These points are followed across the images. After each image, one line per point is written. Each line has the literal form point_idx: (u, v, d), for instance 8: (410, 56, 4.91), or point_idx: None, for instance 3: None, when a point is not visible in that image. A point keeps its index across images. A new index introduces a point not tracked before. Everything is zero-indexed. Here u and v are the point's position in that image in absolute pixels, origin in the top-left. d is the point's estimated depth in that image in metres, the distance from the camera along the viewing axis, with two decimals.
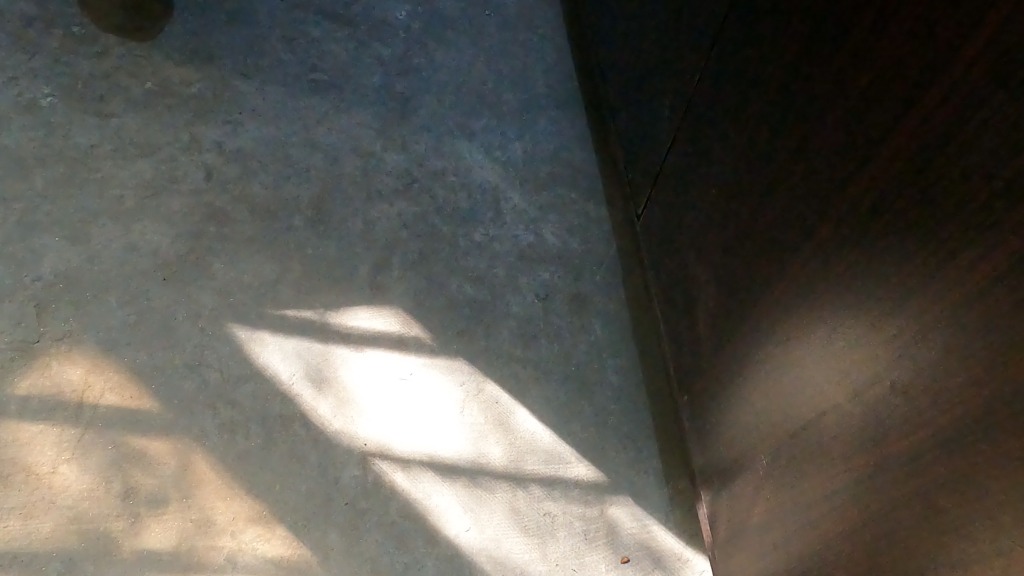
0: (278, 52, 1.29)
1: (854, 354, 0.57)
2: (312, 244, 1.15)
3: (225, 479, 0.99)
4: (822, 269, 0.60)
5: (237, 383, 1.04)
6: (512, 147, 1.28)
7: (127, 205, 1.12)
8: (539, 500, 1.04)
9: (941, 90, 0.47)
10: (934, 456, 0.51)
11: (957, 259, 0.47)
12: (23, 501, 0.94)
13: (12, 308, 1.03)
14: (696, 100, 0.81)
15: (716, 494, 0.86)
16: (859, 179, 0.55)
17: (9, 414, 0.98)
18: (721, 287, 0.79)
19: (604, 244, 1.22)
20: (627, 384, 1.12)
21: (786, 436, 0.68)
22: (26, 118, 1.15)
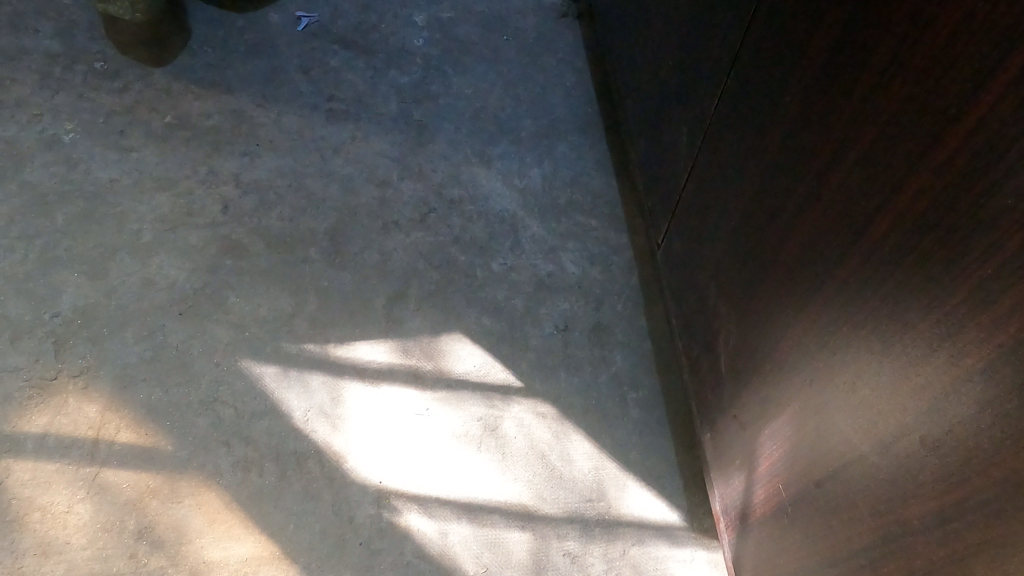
0: (296, 82, 1.30)
1: (881, 402, 0.52)
2: (328, 276, 1.13)
3: (240, 519, 0.95)
4: (846, 310, 0.56)
5: (251, 419, 1.01)
6: (531, 173, 1.26)
7: (145, 239, 1.12)
8: (558, 539, 0.98)
9: (966, 121, 0.43)
10: (969, 523, 0.46)
11: (989, 309, 0.43)
12: (38, 543, 0.91)
13: (31, 344, 1.03)
14: (713, 128, 0.77)
15: (740, 540, 0.81)
16: (882, 216, 0.51)
17: (26, 452, 0.96)
18: (743, 323, 0.74)
19: (626, 272, 1.19)
20: (651, 419, 1.08)
21: (811, 486, 0.63)
22: (49, 154, 1.17)
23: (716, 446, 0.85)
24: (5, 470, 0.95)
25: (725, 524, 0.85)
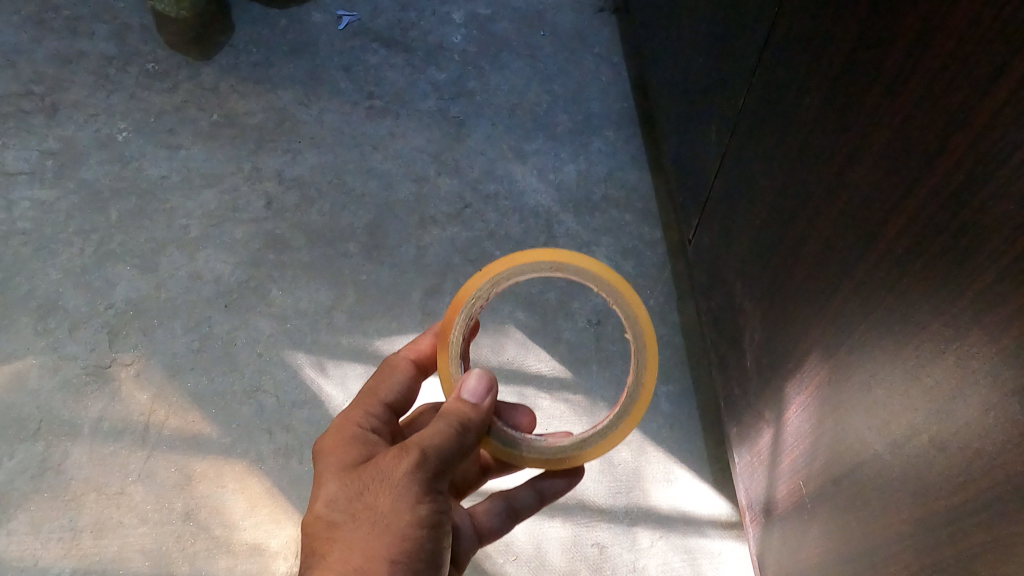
0: (337, 80, 1.34)
1: (893, 403, 0.53)
2: (366, 269, 1.16)
3: (279, 503, 0.99)
4: (862, 311, 0.56)
5: (292, 408, 1.05)
6: (566, 168, 1.27)
7: (193, 234, 1.17)
8: (585, 530, 1.00)
9: (975, 125, 0.43)
10: (977, 523, 0.46)
11: (992, 313, 0.43)
12: (94, 521, 0.97)
13: (87, 334, 1.08)
14: (740, 126, 0.78)
15: (765, 536, 0.81)
16: (895, 218, 0.51)
17: (82, 435, 1.02)
18: (767, 321, 0.75)
19: (659, 267, 1.19)
20: (683, 413, 1.08)
21: (830, 483, 0.64)
22: (103, 152, 1.23)
23: (743, 441, 0.86)
24: (64, 452, 1.00)
25: (751, 519, 0.86)
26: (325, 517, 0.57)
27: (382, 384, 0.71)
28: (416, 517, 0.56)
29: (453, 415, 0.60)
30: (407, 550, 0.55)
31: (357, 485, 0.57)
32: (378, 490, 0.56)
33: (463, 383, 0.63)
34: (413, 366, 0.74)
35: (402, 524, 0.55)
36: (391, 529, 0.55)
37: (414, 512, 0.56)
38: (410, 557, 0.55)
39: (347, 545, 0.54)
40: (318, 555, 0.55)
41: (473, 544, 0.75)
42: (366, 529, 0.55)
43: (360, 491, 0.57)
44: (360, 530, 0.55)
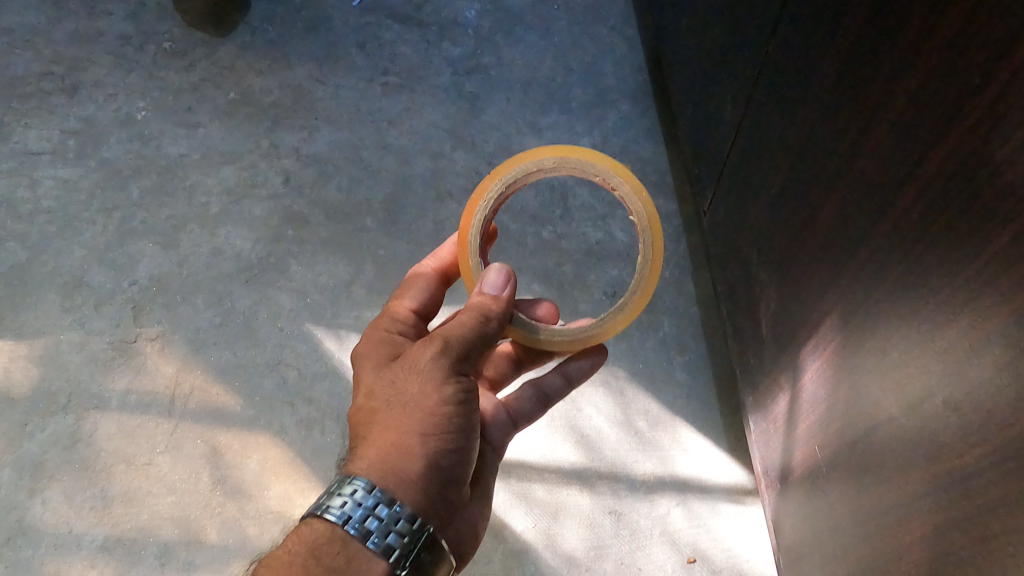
0: (352, 57, 1.34)
1: (906, 365, 0.54)
2: (384, 244, 1.17)
3: (303, 473, 1.01)
4: (877, 276, 0.57)
5: (313, 380, 1.07)
6: (581, 142, 1.28)
7: (213, 211, 1.19)
8: (602, 497, 1.01)
9: (991, 90, 0.44)
10: (989, 480, 0.47)
11: (1006, 275, 0.43)
12: (123, 491, 1.00)
13: (112, 310, 1.10)
14: (755, 96, 0.78)
15: (781, 501, 0.83)
16: (909, 185, 0.52)
17: (110, 408, 1.04)
18: (782, 289, 0.75)
19: (674, 240, 1.20)
20: (698, 382, 1.09)
21: (845, 446, 0.65)
22: (123, 131, 1.24)
23: (758, 409, 0.87)
24: (93, 424, 1.03)
25: (767, 485, 0.87)
26: (364, 406, 0.63)
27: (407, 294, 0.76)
28: (443, 397, 0.61)
29: (474, 308, 0.64)
30: (438, 425, 0.60)
31: (388, 375, 0.63)
32: (407, 377, 0.61)
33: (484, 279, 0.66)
34: (436, 276, 0.79)
35: (431, 403, 0.60)
36: (422, 408, 0.60)
37: (441, 392, 0.61)
38: (441, 432, 0.60)
39: (383, 425, 0.60)
40: (359, 437, 0.61)
41: (508, 429, 0.78)
42: (399, 411, 0.60)
43: (391, 380, 0.62)
44: (393, 412, 0.60)
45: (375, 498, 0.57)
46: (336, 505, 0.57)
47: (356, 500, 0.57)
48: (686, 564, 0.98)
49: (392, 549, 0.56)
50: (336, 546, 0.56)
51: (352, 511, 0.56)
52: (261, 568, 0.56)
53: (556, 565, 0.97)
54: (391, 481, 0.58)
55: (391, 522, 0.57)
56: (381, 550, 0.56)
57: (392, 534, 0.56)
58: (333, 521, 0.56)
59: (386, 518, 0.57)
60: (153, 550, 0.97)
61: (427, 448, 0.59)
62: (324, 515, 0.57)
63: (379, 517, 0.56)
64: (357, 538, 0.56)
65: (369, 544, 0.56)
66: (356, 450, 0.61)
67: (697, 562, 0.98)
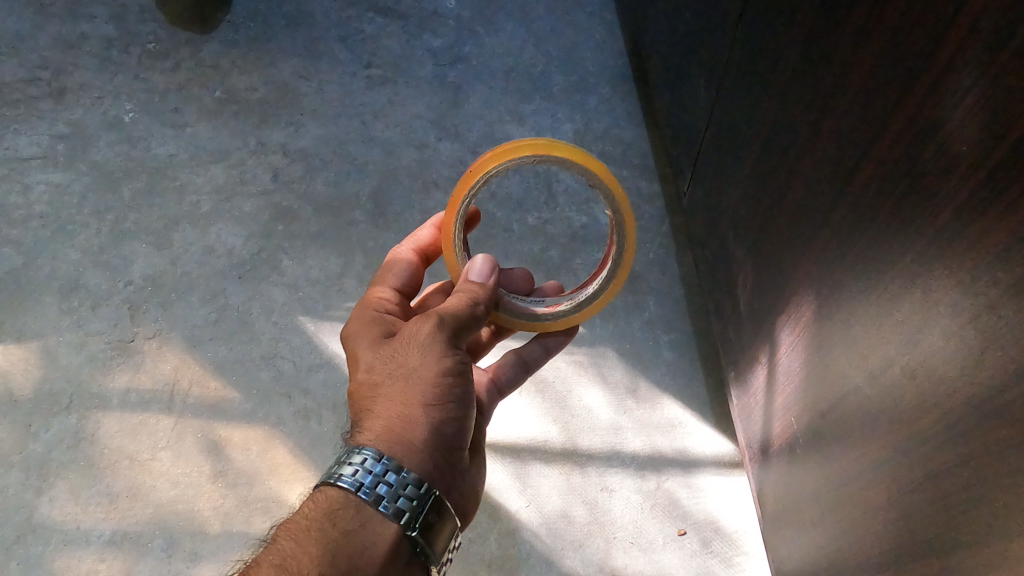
0: (335, 51, 1.36)
1: (868, 336, 0.56)
2: (373, 235, 1.20)
3: (302, 463, 1.04)
4: (839, 253, 0.59)
5: (308, 372, 1.09)
6: (564, 127, 1.29)
7: (203, 210, 1.21)
8: (594, 475, 1.04)
9: (930, 74, 0.46)
10: (943, 442, 0.50)
11: (949, 248, 0.46)
12: (128, 486, 1.02)
13: (109, 310, 1.13)
14: (727, 80, 0.80)
15: (764, 472, 0.86)
16: (864, 166, 0.54)
17: (111, 406, 1.07)
18: (757, 268, 0.78)
19: (657, 221, 1.22)
20: (684, 360, 1.12)
21: (818, 417, 0.68)
22: (111, 134, 1.26)
23: (740, 384, 0.90)
24: (95, 423, 1.06)
25: (751, 457, 0.90)
26: (363, 381, 0.65)
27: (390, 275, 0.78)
28: (443, 369, 0.64)
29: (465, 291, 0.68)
30: (439, 394, 0.63)
31: (387, 351, 0.65)
32: (407, 351, 0.64)
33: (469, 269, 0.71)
34: (415, 258, 0.80)
35: (432, 374, 0.63)
36: (424, 379, 0.63)
37: (441, 365, 0.64)
38: (443, 401, 0.63)
39: (387, 397, 0.62)
40: (362, 409, 0.63)
41: (493, 398, 0.80)
42: (401, 382, 0.63)
43: (390, 355, 0.65)
44: (396, 384, 0.63)
45: (384, 465, 0.59)
46: (347, 472, 0.59)
47: (367, 468, 0.59)
48: (677, 536, 1.00)
49: (403, 512, 0.58)
50: (350, 512, 0.58)
51: (363, 478, 0.58)
52: (279, 535, 0.57)
53: (550, 541, 0.99)
54: (399, 448, 0.60)
55: (401, 487, 0.59)
56: (392, 514, 0.58)
57: (402, 499, 0.59)
58: (346, 488, 0.58)
59: (396, 484, 0.59)
60: (159, 542, 0.99)
61: (430, 418, 0.62)
62: (336, 482, 0.58)
63: (389, 484, 0.59)
64: (369, 503, 0.58)
65: (382, 509, 0.58)
66: (361, 422, 0.62)
67: (687, 534, 1.00)
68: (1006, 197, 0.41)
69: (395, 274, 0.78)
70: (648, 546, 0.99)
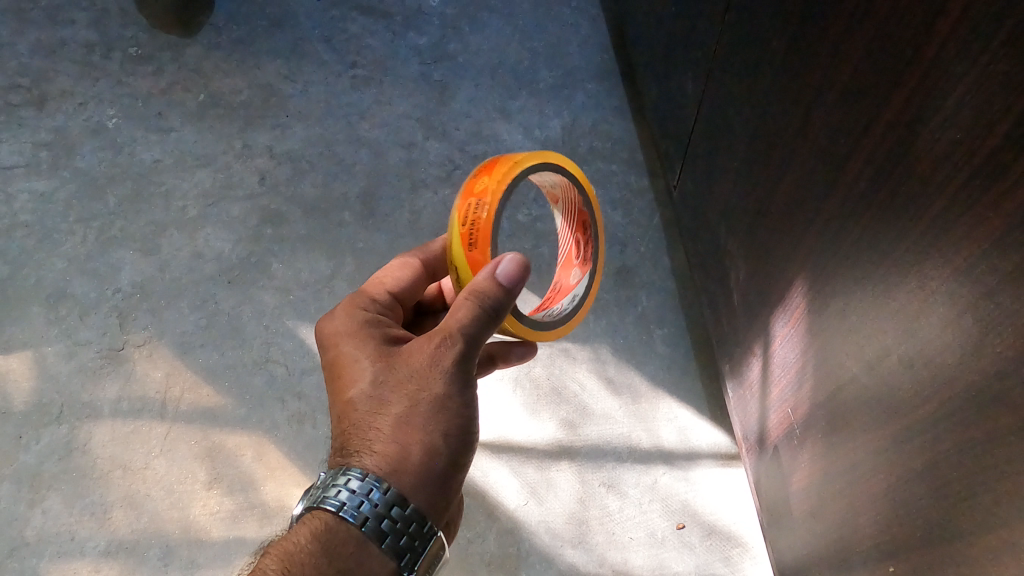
0: (319, 52, 1.35)
1: (867, 328, 0.56)
2: (363, 236, 1.19)
3: (298, 467, 1.03)
4: (833, 243, 0.59)
5: (301, 376, 1.09)
6: (552, 123, 1.29)
7: (191, 214, 1.20)
8: (592, 471, 1.04)
9: (921, 63, 0.46)
10: (944, 432, 0.50)
11: (947, 236, 0.46)
12: (122, 496, 1.01)
13: (98, 319, 1.12)
14: (715, 73, 0.80)
15: (761, 463, 0.86)
16: (856, 156, 0.54)
17: (103, 415, 1.06)
18: (749, 261, 0.78)
19: (648, 215, 1.21)
20: (678, 354, 1.12)
21: (814, 408, 0.68)
22: (95, 140, 1.24)
23: (735, 377, 0.90)
24: (87, 433, 1.04)
25: (747, 448, 0.91)
26: (371, 397, 0.60)
27: (390, 276, 0.75)
28: (462, 399, 0.60)
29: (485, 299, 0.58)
30: (459, 425, 0.60)
31: (402, 370, 0.60)
32: (428, 377, 0.59)
33: (496, 263, 0.58)
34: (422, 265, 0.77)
35: (452, 406, 0.59)
36: (444, 408, 0.59)
37: (463, 397, 0.60)
38: (460, 432, 0.60)
39: (400, 423, 0.59)
40: (367, 429, 0.60)
41: None
42: (419, 414, 0.59)
43: (407, 375, 0.60)
44: (415, 412, 0.59)
45: (391, 500, 0.57)
46: (349, 502, 0.57)
47: (371, 500, 0.57)
48: (676, 530, 1.00)
49: (403, 552, 0.57)
50: (349, 548, 0.56)
51: (367, 509, 0.57)
52: (270, 561, 0.55)
53: (549, 539, 0.99)
54: (411, 483, 0.58)
55: (404, 524, 0.58)
56: (391, 552, 0.57)
57: (404, 537, 0.58)
58: (347, 519, 0.57)
59: (399, 520, 0.57)
60: (156, 552, 0.98)
61: (445, 447, 0.60)
62: (337, 512, 0.57)
63: (393, 519, 0.57)
64: (370, 538, 0.57)
65: (382, 547, 0.57)
66: (365, 444, 0.59)
67: (686, 528, 1.00)
68: (1001, 182, 0.41)
69: (400, 275, 0.75)
70: (647, 542, 1.00)
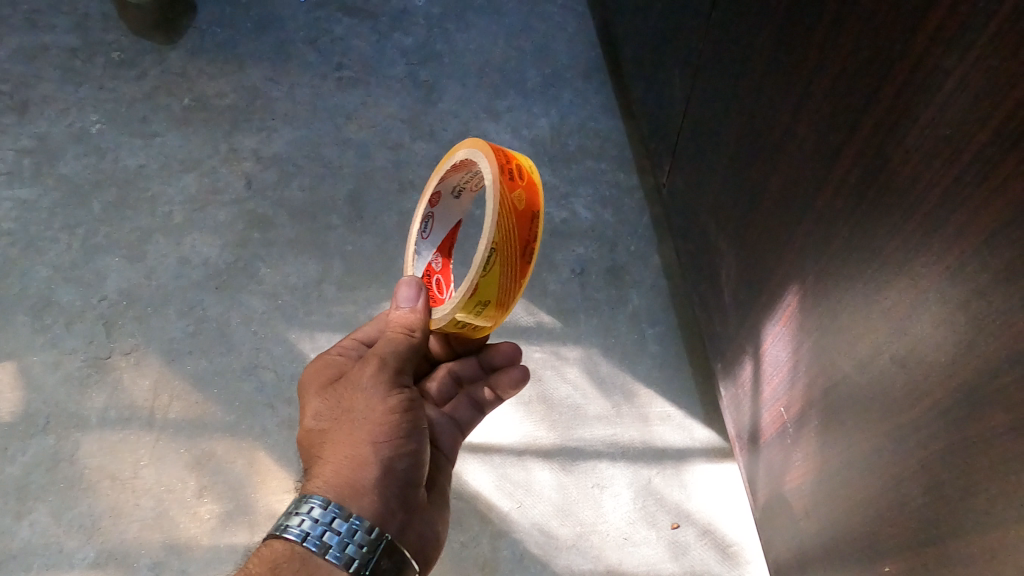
0: (304, 55, 1.34)
1: (858, 326, 0.55)
2: (351, 239, 1.18)
3: (289, 473, 1.02)
4: (823, 241, 0.59)
5: (291, 381, 1.07)
6: (540, 122, 1.28)
7: (177, 220, 1.19)
8: (585, 472, 1.03)
9: (909, 59, 0.45)
10: (937, 430, 0.49)
11: (938, 235, 0.45)
12: (111, 506, 1.00)
13: (84, 327, 1.10)
14: (702, 69, 0.80)
15: (754, 462, 0.86)
16: (844, 153, 0.54)
17: (90, 425, 1.04)
18: (740, 258, 0.77)
19: (637, 213, 1.21)
20: (669, 353, 1.11)
21: (809, 408, 0.67)
22: (78, 146, 1.23)
23: (727, 375, 0.90)
24: (75, 443, 1.03)
25: (740, 447, 0.90)
26: (313, 428, 0.65)
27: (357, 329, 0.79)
28: (387, 407, 0.64)
29: (398, 323, 0.68)
30: (389, 431, 0.63)
31: (334, 396, 0.66)
32: (352, 395, 0.65)
33: (397, 295, 0.69)
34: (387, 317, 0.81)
35: (378, 413, 0.63)
36: (371, 417, 0.63)
37: (387, 404, 0.64)
38: (393, 438, 0.63)
39: (333, 442, 0.63)
40: (312, 457, 0.64)
41: (455, 434, 0.80)
42: (349, 430, 0.63)
43: (339, 401, 0.65)
44: (342, 428, 0.63)
45: (331, 514, 0.58)
46: (294, 523, 0.58)
47: (314, 517, 0.58)
48: (671, 530, 0.99)
49: (353, 560, 0.58)
50: (295, 564, 0.57)
51: (310, 527, 0.58)
52: None
53: (542, 541, 0.98)
54: (348, 493, 0.60)
55: (349, 534, 0.58)
56: (342, 562, 0.57)
57: (351, 546, 0.58)
58: (292, 539, 0.58)
59: (344, 531, 0.58)
60: (145, 562, 0.97)
61: (380, 454, 0.62)
62: (283, 534, 0.58)
63: (337, 531, 0.58)
64: (316, 553, 0.57)
65: (330, 558, 0.57)
66: (312, 471, 0.63)
67: (681, 527, 1.00)
68: (994, 177, 0.41)
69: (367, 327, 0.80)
70: (641, 542, 0.99)
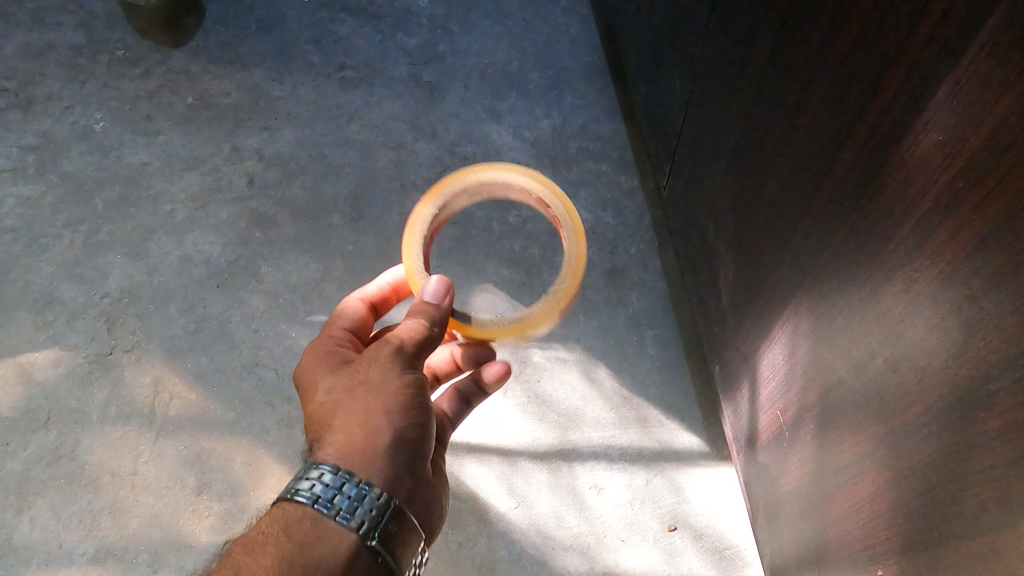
0: (307, 54, 1.34)
1: (854, 330, 0.56)
2: (352, 238, 1.18)
3: (287, 470, 1.02)
4: (819, 245, 0.59)
5: (291, 379, 1.08)
6: (542, 124, 1.28)
7: (179, 218, 1.20)
8: (583, 473, 1.03)
9: (903, 65, 0.46)
10: (930, 434, 0.49)
11: (930, 240, 0.45)
12: (111, 502, 1.01)
13: (86, 323, 1.11)
14: (702, 72, 0.80)
15: (751, 465, 0.86)
16: (840, 157, 0.54)
17: (91, 421, 1.05)
18: (738, 261, 0.78)
19: (638, 216, 1.21)
20: (668, 355, 1.11)
21: (804, 411, 0.67)
22: (82, 143, 1.24)
23: (725, 379, 0.90)
24: (75, 439, 1.04)
25: (737, 449, 0.91)
26: (325, 399, 0.65)
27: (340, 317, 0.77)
28: (402, 382, 0.64)
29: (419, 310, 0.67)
30: (402, 404, 0.63)
31: (348, 371, 0.65)
32: (369, 368, 0.64)
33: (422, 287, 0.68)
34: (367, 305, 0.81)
35: (394, 388, 0.64)
36: (387, 391, 0.63)
37: (403, 380, 0.64)
38: (406, 411, 0.63)
39: (348, 411, 0.63)
40: (322, 426, 0.63)
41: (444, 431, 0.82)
42: (366, 401, 0.63)
43: (354, 373, 0.65)
44: (358, 399, 0.63)
45: (341, 479, 0.59)
46: (304, 487, 0.59)
47: (325, 480, 0.59)
48: (667, 532, 1.00)
49: (363, 522, 0.58)
50: (306, 525, 0.57)
51: (320, 490, 0.58)
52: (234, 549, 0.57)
53: (540, 542, 0.99)
54: (362, 461, 0.60)
55: (360, 499, 0.59)
56: (351, 525, 0.58)
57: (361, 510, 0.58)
58: (303, 502, 0.58)
59: (354, 495, 0.58)
60: (144, 559, 0.98)
61: (393, 423, 0.63)
62: (293, 496, 0.59)
63: (348, 495, 0.58)
64: (327, 515, 0.58)
65: (340, 519, 0.58)
66: (322, 439, 0.63)
67: (677, 529, 1.00)
68: (985, 182, 0.41)
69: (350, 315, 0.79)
70: (638, 544, 1.00)
